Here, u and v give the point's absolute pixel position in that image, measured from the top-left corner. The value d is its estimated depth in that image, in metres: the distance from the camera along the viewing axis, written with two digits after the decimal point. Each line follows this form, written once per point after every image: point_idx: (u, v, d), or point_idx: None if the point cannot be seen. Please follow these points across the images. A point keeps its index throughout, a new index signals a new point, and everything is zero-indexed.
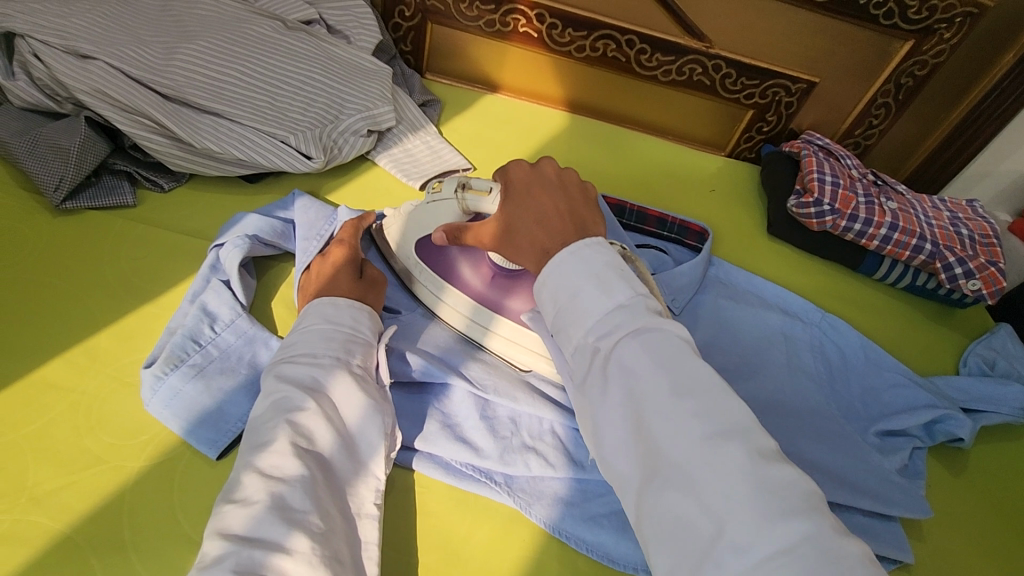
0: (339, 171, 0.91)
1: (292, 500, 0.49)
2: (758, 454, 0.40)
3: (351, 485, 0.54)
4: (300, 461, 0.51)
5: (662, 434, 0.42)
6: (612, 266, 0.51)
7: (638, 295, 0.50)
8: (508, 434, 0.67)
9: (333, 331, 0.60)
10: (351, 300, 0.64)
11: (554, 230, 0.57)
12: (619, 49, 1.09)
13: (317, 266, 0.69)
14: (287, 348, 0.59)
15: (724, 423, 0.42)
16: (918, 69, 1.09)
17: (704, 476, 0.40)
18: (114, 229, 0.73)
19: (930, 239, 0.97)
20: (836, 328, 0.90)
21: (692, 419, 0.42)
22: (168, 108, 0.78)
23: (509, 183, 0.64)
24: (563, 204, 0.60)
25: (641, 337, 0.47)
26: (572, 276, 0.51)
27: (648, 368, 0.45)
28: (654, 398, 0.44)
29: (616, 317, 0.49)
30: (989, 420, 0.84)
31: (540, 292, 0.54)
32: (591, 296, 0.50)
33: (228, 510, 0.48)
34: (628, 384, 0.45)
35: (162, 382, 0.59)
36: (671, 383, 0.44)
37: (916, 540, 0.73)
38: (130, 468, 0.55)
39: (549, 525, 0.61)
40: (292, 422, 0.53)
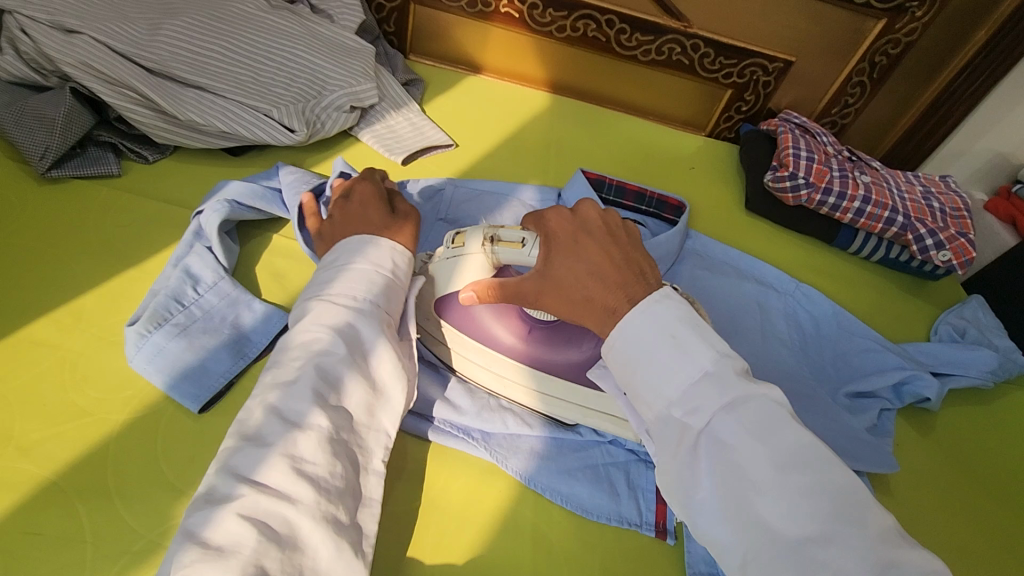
0: (322, 146, 0.93)
1: (306, 449, 0.50)
2: (880, 536, 0.41)
3: (366, 439, 0.55)
4: (321, 410, 0.52)
5: (771, 514, 0.44)
6: (686, 325, 0.51)
7: (720, 356, 0.49)
8: (486, 395, 0.69)
9: (370, 275, 0.61)
10: (394, 244, 0.64)
11: (617, 287, 0.55)
12: (599, 29, 1.11)
13: (338, 212, 0.68)
14: (320, 287, 0.60)
15: (837, 502, 0.43)
16: (892, 48, 1.11)
17: (825, 560, 0.41)
18: (100, 199, 0.74)
19: (901, 212, 1.00)
20: (809, 296, 0.92)
21: (800, 497, 0.43)
22: (152, 81, 0.80)
23: (547, 228, 0.60)
24: (618, 255, 0.57)
25: (733, 409, 0.47)
26: (648, 343, 0.51)
27: (745, 442, 0.46)
28: (755, 475, 0.45)
29: (702, 388, 0.48)
30: (956, 383, 0.87)
31: (609, 355, 0.53)
32: (674, 361, 0.50)
33: (247, 451, 0.49)
34: (720, 456, 0.46)
35: (146, 339, 0.60)
36: (773, 460, 0.45)
37: (884, 495, 0.75)
38: (114, 420, 0.56)
39: (525, 477, 0.63)
40: (319, 367, 0.54)
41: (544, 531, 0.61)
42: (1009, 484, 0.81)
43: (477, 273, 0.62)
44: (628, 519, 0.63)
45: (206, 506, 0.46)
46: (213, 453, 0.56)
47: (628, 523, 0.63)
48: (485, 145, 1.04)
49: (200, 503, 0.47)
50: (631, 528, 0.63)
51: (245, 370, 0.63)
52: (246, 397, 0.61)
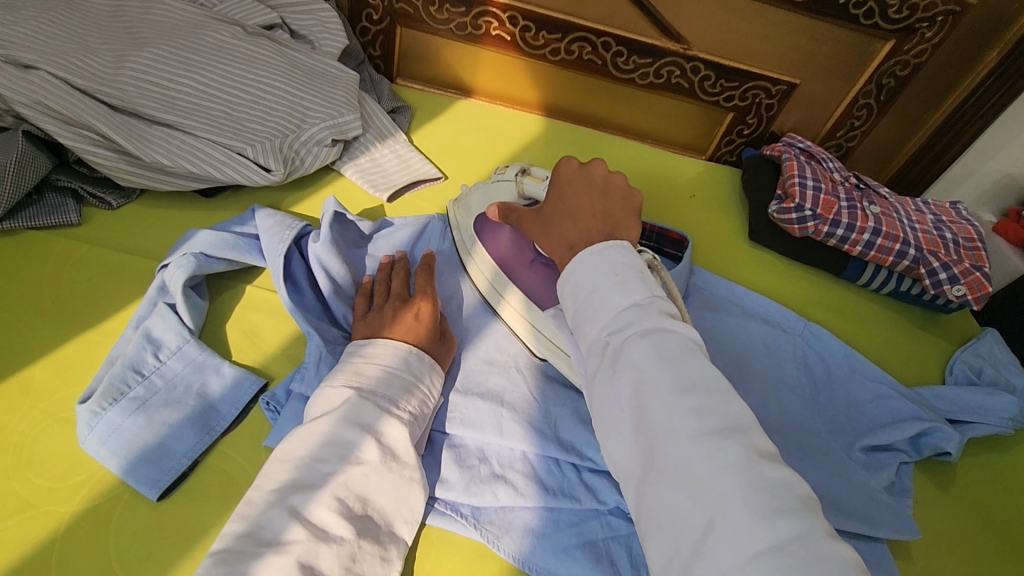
0: (302, 182, 0.87)
1: (324, 560, 0.48)
2: (754, 452, 0.40)
3: (387, 548, 0.52)
4: (347, 523, 0.50)
5: (661, 427, 0.42)
6: (632, 268, 0.52)
7: (653, 296, 0.50)
8: (476, 463, 0.63)
9: (406, 379, 0.59)
10: (438, 367, 0.63)
11: (581, 227, 0.61)
12: (594, 51, 1.06)
13: (393, 310, 0.66)
14: (345, 373, 0.58)
15: (725, 422, 0.41)
16: (900, 69, 1.06)
17: (698, 473, 0.39)
18: (57, 251, 0.68)
19: (913, 243, 0.95)
20: (819, 338, 0.88)
21: (690, 413, 0.42)
22: (116, 120, 0.74)
23: (557, 179, 0.68)
24: (598, 204, 0.62)
25: (650, 336, 0.47)
26: (591, 274, 0.52)
27: (654, 363, 0.45)
28: (654, 391, 0.44)
29: (629, 314, 0.49)
30: (975, 432, 0.82)
31: (563, 287, 0.55)
32: (609, 293, 0.50)
33: (268, 557, 0.46)
34: (628, 374, 0.45)
35: (98, 418, 0.55)
36: (674, 381, 0.43)
37: (903, 560, 0.70)
38: (62, 513, 0.51)
39: (519, 559, 0.58)
40: (348, 473, 0.52)
41: None
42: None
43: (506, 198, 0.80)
44: None
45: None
46: (171, 547, 0.51)
47: None
48: (476, 176, 0.98)
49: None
50: None
51: (210, 447, 0.57)
52: (211, 477, 0.55)
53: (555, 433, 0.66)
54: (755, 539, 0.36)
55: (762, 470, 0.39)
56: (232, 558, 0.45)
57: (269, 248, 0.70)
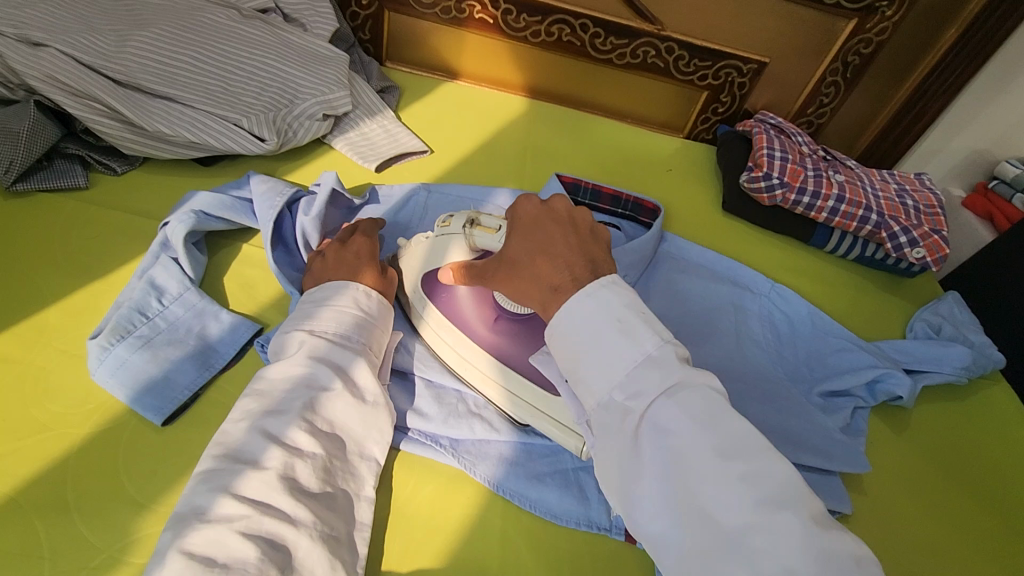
0: (295, 155, 0.93)
1: (302, 473, 0.53)
2: (812, 521, 0.41)
3: (355, 466, 0.58)
4: (316, 441, 0.55)
5: (712, 503, 0.43)
6: (632, 310, 0.51)
7: (664, 343, 0.50)
8: (454, 401, 0.69)
9: (363, 319, 0.64)
10: (381, 296, 0.68)
11: (562, 267, 0.55)
12: (573, 33, 1.11)
13: (334, 254, 0.70)
14: (305, 320, 0.63)
15: (777, 489, 0.42)
16: (864, 47, 1.12)
17: (762, 550, 0.40)
18: (68, 211, 0.74)
19: (875, 210, 1.00)
20: (785, 297, 0.93)
21: (740, 483, 0.43)
22: (120, 93, 0.80)
23: (516, 216, 0.61)
24: (573, 243, 0.57)
25: (674, 395, 0.47)
26: (594, 323, 0.51)
27: (687, 429, 0.45)
28: (696, 461, 0.44)
29: (644, 372, 0.48)
30: (930, 380, 0.87)
31: (552, 339, 0.54)
32: (615, 345, 0.50)
33: (245, 473, 0.51)
34: (663, 444, 0.46)
35: (108, 352, 0.60)
36: (713, 446, 0.44)
37: (857, 493, 0.75)
38: (75, 435, 0.56)
39: (493, 484, 0.63)
40: (313, 397, 0.57)
41: (512, 537, 0.61)
42: (983, 476, 0.82)
43: (455, 253, 0.67)
44: (598, 524, 0.63)
45: (202, 525, 0.47)
46: (176, 464, 0.56)
47: (597, 528, 0.62)
48: (461, 151, 1.04)
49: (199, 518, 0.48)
50: (601, 533, 0.62)
51: (209, 381, 0.62)
52: (211, 408, 0.61)
53: None
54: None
55: (824, 542, 0.40)
56: (213, 476, 0.51)
57: (261, 214, 0.75)
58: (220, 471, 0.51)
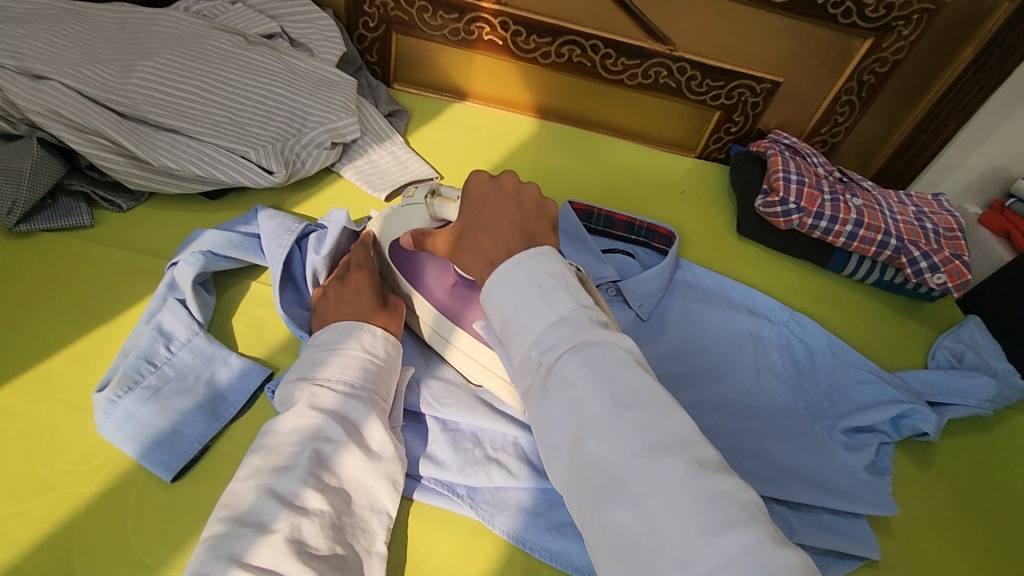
0: (303, 184, 0.91)
1: (308, 533, 0.51)
2: (697, 464, 0.40)
3: (365, 520, 0.56)
4: (323, 497, 0.53)
5: (601, 447, 0.42)
6: (555, 277, 0.50)
7: (580, 307, 0.48)
8: (470, 446, 0.67)
9: (369, 361, 0.62)
10: (387, 333, 0.65)
11: (500, 241, 0.55)
12: (584, 54, 1.09)
13: (334, 291, 0.69)
14: (310, 368, 0.60)
15: (666, 436, 0.41)
16: (880, 66, 1.10)
17: (645, 489, 0.40)
18: (72, 252, 0.72)
19: (894, 234, 0.98)
20: (804, 327, 0.90)
21: (633, 430, 0.42)
22: (125, 127, 0.78)
23: (466, 192, 0.61)
24: (515, 218, 0.57)
25: (582, 350, 0.46)
26: (516, 290, 0.50)
27: (590, 381, 0.44)
28: (595, 412, 0.43)
29: (557, 330, 0.47)
30: (955, 413, 0.85)
31: (485, 304, 0.52)
32: (536, 308, 0.48)
33: (250, 536, 0.48)
34: (569, 398, 0.45)
35: (115, 406, 0.58)
36: (612, 397, 0.43)
37: (884, 536, 0.73)
38: (82, 494, 0.54)
39: (513, 536, 0.61)
40: (317, 448, 0.55)
41: None
42: (1013, 513, 0.79)
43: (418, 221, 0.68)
44: None
45: None
46: (186, 524, 0.54)
47: None
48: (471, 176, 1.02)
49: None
50: None
51: (219, 433, 0.60)
52: (221, 462, 0.59)
53: None
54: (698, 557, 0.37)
55: (705, 482, 0.39)
56: (220, 542, 0.48)
57: (269, 254, 0.73)
58: (226, 536, 0.49)
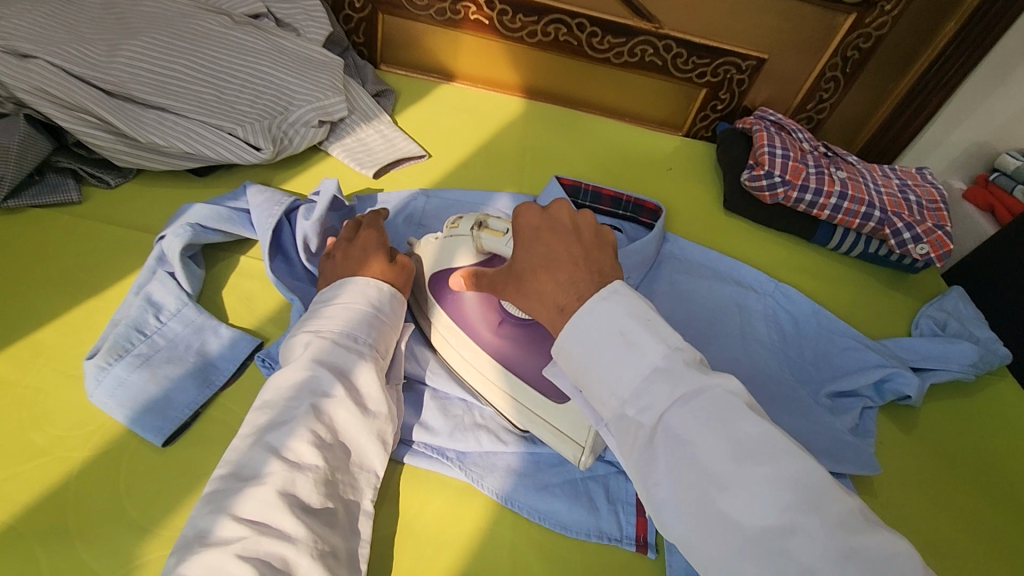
0: (291, 163, 0.91)
1: (302, 489, 0.51)
2: (839, 525, 0.38)
3: (355, 477, 0.56)
4: (317, 452, 0.53)
5: (732, 507, 0.41)
6: (636, 319, 0.48)
7: (672, 350, 0.46)
8: (460, 413, 0.68)
9: (372, 319, 0.62)
10: (392, 289, 0.66)
11: (568, 283, 0.52)
12: (570, 32, 1.10)
13: (341, 254, 0.69)
14: (315, 325, 0.61)
15: (798, 489, 0.40)
16: (863, 42, 1.11)
17: (792, 552, 0.38)
18: (60, 227, 0.72)
19: (878, 206, 1.00)
20: (789, 296, 0.92)
21: (763, 488, 0.40)
22: (111, 104, 0.78)
23: (519, 231, 0.58)
24: (577, 253, 0.54)
25: (687, 403, 0.44)
26: (599, 338, 0.48)
27: (702, 435, 0.42)
28: (714, 469, 0.42)
29: (654, 384, 0.45)
30: (937, 378, 0.87)
31: (560, 357, 0.51)
32: (623, 359, 0.47)
33: (245, 487, 0.50)
34: (681, 456, 0.43)
35: (106, 372, 0.59)
36: (730, 451, 0.42)
37: (867, 495, 0.75)
38: (75, 458, 0.55)
39: (501, 496, 0.62)
40: (314, 405, 0.55)
41: (521, 550, 0.60)
42: (992, 471, 0.82)
43: (465, 257, 0.68)
44: (608, 534, 0.62)
45: (203, 550, 0.46)
46: (179, 486, 0.55)
47: (608, 538, 0.62)
48: (459, 154, 1.02)
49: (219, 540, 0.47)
50: (612, 543, 0.62)
51: (210, 399, 0.61)
52: (213, 427, 0.59)
53: None
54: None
55: (851, 542, 0.38)
56: (216, 498, 0.50)
57: (259, 224, 0.74)
58: (222, 489, 0.50)
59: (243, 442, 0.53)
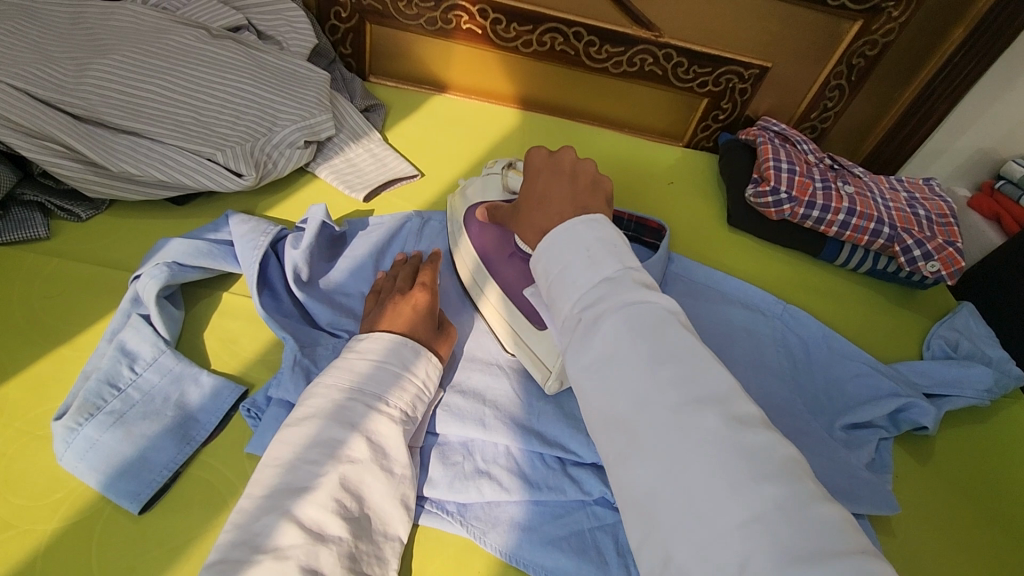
0: (275, 187, 0.87)
1: (325, 562, 0.48)
2: (733, 421, 0.40)
3: (378, 546, 0.53)
4: (343, 523, 0.51)
5: (641, 405, 0.42)
6: (603, 243, 0.51)
7: (624, 268, 0.49)
8: (460, 460, 0.64)
9: (400, 375, 0.60)
10: (433, 358, 0.63)
11: (553, 207, 0.62)
12: (567, 42, 1.05)
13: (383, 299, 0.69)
14: (341, 378, 0.58)
15: (700, 392, 0.41)
16: (869, 49, 1.07)
17: (673, 444, 0.40)
18: (26, 267, 0.68)
19: (887, 222, 0.96)
20: (798, 319, 0.88)
21: (669, 388, 0.42)
22: (81, 130, 0.73)
23: (527, 167, 0.69)
24: (570, 188, 0.63)
25: (626, 310, 0.46)
26: (563, 252, 0.52)
27: (630, 339, 0.44)
28: (635, 368, 0.43)
29: (602, 289, 0.48)
30: (953, 405, 0.84)
31: (535, 269, 0.54)
32: (579, 270, 0.50)
33: (262, 561, 0.47)
34: (606, 349, 0.45)
35: (75, 434, 0.54)
36: (651, 354, 0.43)
37: (885, 535, 0.72)
38: (42, 532, 0.51)
39: (505, 554, 0.59)
40: (341, 472, 0.52)
41: None
42: (998, 481, 0.80)
43: (494, 193, 0.80)
44: None
45: None
46: (157, 559, 0.51)
47: None
48: (453, 171, 0.98)
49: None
50: None
51: (191, 457, 0.57)
52: (193, 488, 0.55)
53: (537, 429, 0.67)
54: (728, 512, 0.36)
55: (733, 446, 0.38)
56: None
57: (244, 256, 0.69)
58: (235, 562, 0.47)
59: (259, 506, 0.50)
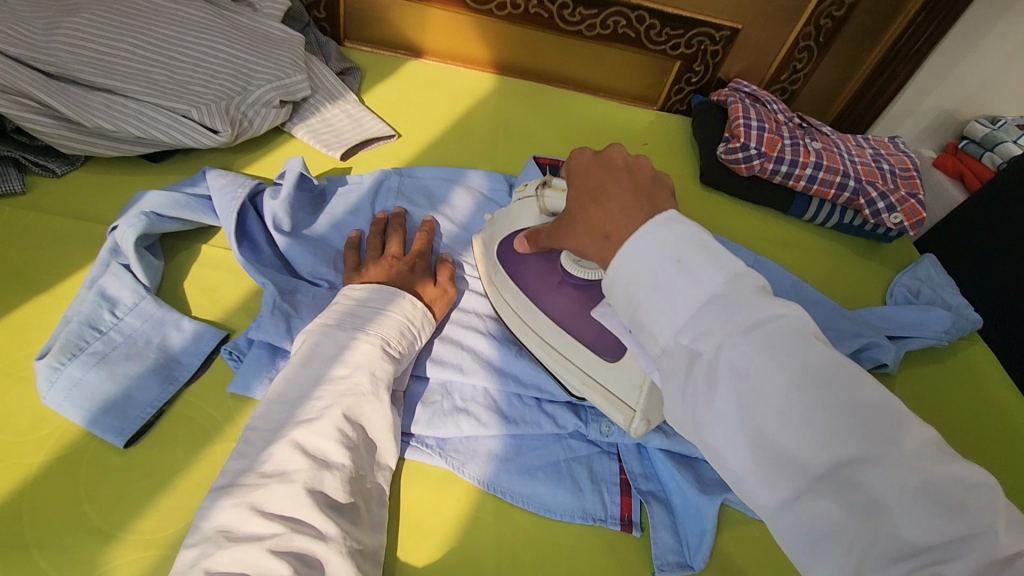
0: (252, 146, 0.87)
1: (331, 486, 0.51)
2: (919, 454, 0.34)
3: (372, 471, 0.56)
4: (346, 451, 0.52)
5: (788, 439, 0.36)
6: (691, 244, 0.41)
7: (732, 278, 0.40)
8: (438, 399, 0.66)
9: (391, 317, 0.61)
10: (426, 307, 0.65)
11: (617, 213, 0.46)
12: (540, 4, 1.07)
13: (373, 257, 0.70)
14: (338, 322, 0.59)
15: (866, 419, 0.35)
16: (836, 10, 1.10)
17: (869, 487, 0.34)
18: (4, 219, 0.68)
19: (853, 175, 1.00)
20: (767, 269, 0.91)
21: (831, 425, 0.35)
22: (53, 87, 0.73)
23: (568, 171, 0.52)
24: (632, 189, 0.47)
25: (750, 333, 0.38)
26: (649, 268, 0.42)
27: (768, 368, 0.37)
28: (777, 404, 0.36)
29: (714, 311, 0.39)
30: (912, 345, 0.88)
31: (609, 288, 0.45)
32: (674, 287, 0.40)
33: (265, 484, 0.49)
34: (739, 387, 0.37)
35: (59, 373, 0.55)
36: (791, 380, 0.36)
37: None
38: (29, 465, 0.52)
39: (483, 482, 0.61)
40: (344, 405, 0.54)
41: (506, 534, 0.59)
42: (1000, 459, 0.81)
43: (529, 216, 0.65)
44: (593, 515, 0.61)
45: (229, 544, 0.46)
46: (144, 488, 0.53)
47: (593, 519, 0.61)
48: (431, 133, 0.99)
49: (214, 539, 0.46)
50: (597, 524, 0.61)
51: (174, 396, 0.58)
52: (177, 425, 0.57)
53: (513, 373, 0.69)
54: (913, 531, 0.33)
55: (851, 423, 0.35)
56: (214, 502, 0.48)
57: (221, 206, 0.70)
58: (232, 484, 0.49)
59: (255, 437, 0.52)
